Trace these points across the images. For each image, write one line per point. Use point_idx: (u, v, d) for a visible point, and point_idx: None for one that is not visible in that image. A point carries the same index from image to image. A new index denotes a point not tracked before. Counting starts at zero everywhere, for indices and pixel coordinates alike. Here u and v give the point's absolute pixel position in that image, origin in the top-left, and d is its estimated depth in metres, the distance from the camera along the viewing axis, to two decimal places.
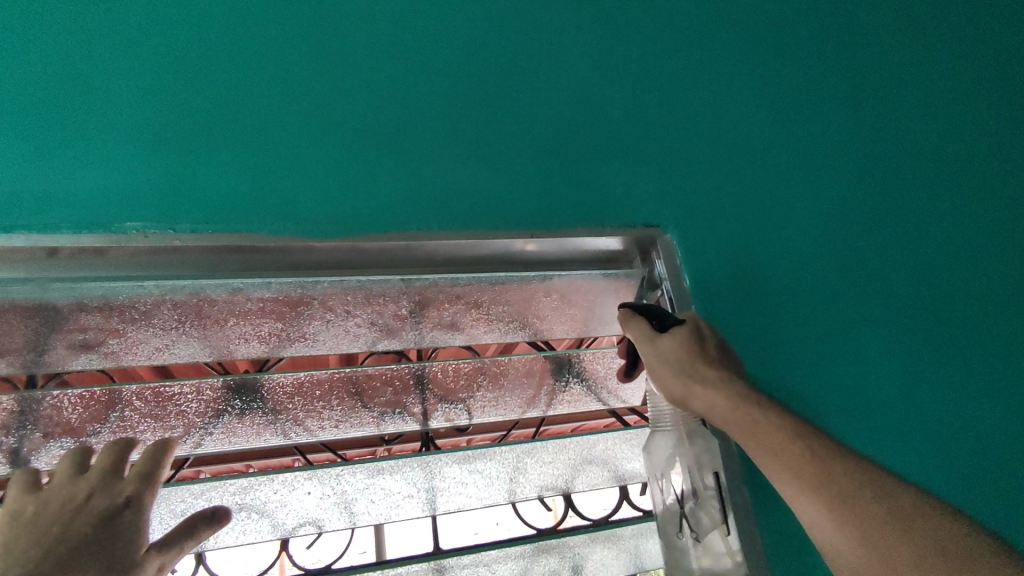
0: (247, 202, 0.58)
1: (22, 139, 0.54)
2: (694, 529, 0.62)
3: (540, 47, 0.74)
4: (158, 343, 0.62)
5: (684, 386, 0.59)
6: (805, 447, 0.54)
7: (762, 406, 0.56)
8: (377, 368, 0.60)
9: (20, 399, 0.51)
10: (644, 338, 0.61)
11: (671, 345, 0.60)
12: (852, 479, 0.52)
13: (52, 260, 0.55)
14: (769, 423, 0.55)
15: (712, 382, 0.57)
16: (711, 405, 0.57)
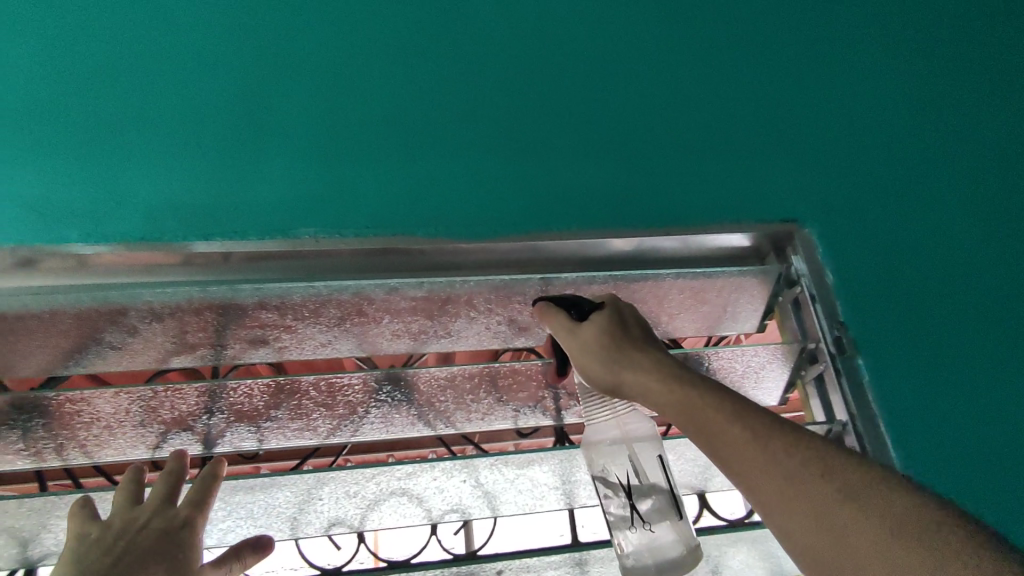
0: (401, 207, 0.62)
1: (215, 155, 0.61)
2: (643, 512, 0.59)
3: (673, 41, 0.73)
4: (322, 339, 0.68)
5: (611, 367, 0.56)
6: (751, 422, 0.49)
7: (700, 386, 0.51)
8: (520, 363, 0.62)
9: (214, 386, 0.58)
10: (564, 330, 0.57)
11: (591, 330, 0.56)
12: (789, 452, 0.47)
13: (240, 262, 0.62)
14: (701, 402, 0.51)
15: (639, 361, 0.55)
16: (645, 390, 0.54)
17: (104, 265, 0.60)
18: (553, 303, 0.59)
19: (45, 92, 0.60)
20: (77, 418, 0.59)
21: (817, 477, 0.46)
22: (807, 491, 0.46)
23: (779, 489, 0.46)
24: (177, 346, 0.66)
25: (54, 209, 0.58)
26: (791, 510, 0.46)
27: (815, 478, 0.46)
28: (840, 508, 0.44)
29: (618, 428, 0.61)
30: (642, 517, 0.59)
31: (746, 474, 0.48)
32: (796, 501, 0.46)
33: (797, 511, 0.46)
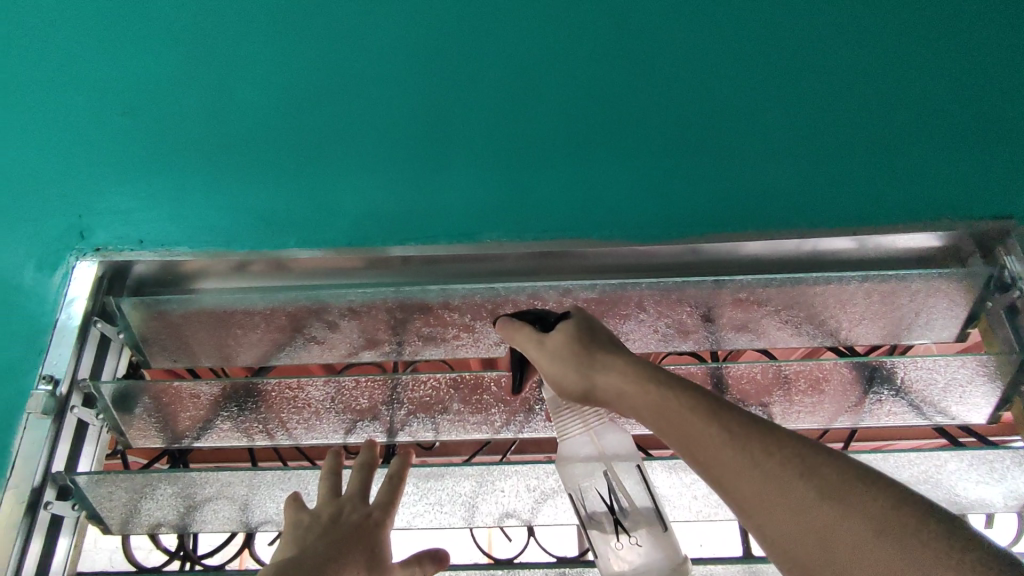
0: (577, 212, 0.65)
1: (406, 166, 0.66)
2: (628, 528, 0.57)
3: (866, 20, 0.67)
4: (496, 338, 0.71)
5: (580, 374, 0.49)
6: (717, 419, 0.40)
7: (674, 385, 0.43)
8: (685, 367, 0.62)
9: (393, 380, 0.64)
10: (532, 340, 0.53)
11: (558, 336, 0.51)
12: (759, 453, 0.38)
13: (425, 263, 0.69)
14: (673, 403, 0.42)
15: (610, 364, 0.47)
16: (618, 395, 0.47)
17: (315, 266, 0.69)
18: (518, 318, 0.55)
19: (262, 113, 0.67)
20: (280, 401, 0.67)
21: (797, 484, 0.36)
22: (787, 506, 0.36)
23: (755, 500, 0.37)
24: (366, 341, 0.73)
25: (277, 219, 0.66)
26: (774, 526, 0.37)
27: (800, 487, 0.36)
28: (841, 523, 0.35)
29: (593, 443, 0.57)
30: (627, 532, 0.57)
31: (716, 481, 0.39)
32: (778, 517, 0.36)
33: (788, 530, 0.36)
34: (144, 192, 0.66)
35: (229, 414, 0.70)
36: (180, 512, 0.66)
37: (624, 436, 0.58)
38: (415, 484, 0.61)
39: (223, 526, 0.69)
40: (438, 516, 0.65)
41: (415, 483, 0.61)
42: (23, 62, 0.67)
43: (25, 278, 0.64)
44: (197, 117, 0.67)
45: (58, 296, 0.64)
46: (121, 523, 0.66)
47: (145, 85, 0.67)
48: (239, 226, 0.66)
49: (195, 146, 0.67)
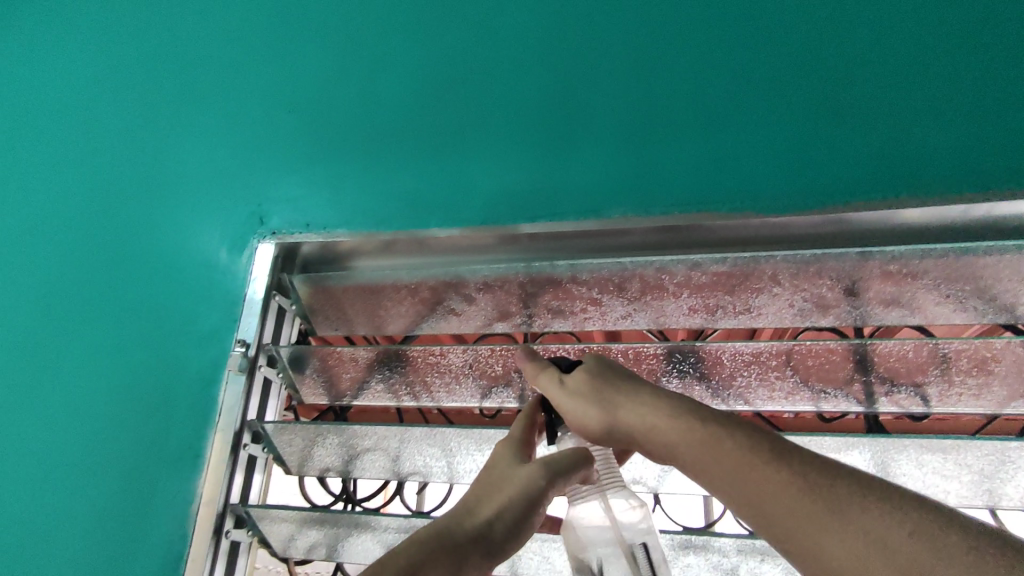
0: (707, 185, 0.64)
1: (536, 147, 0.70)
2: None
3: None
4: (623, 311, 0.72)
5: (608, 407, 0.53)
6: (743, 444, 0.46)
7: (709, 419, 0.48)
8: (819, 342, 0.60)
9: (525, 350, 0.70)
10: (553, 382, 0.56)
11: (586, 374, 0.55)
12: (791, 470, 0.44)
13: (542, 243, 0.72)
14: (714, 438, 0.47)
15: (637, 398, 0.52)
16: (653, 432, 0.50)
17: (453, 245, 0.73)
18: (536, 363, 0.59)
19: (407, 107, 0.75)
20: (424, 365, 0.76)
21: (838, 502, 0.42)
22: (833, 521, 0.42)
23: (791, 518, 0.43)
24: (499, 313, 0.77)
25: (418, 201, 0.73)
26: (825, 541, 0.42)
27: (842, 504, 0.42)
28: (891, 539, 0.40)
29: (603, 510, 0.56)
30: None
31: (772, 510, 0.44)
32: (828, 532, 0.42)
33: (836, 543, 0.42)
34: (310, 182, 0.76)
35: (382, 376, 0.79)
36: (343, 460, 0.76)
37: (638, 510, 0.57)
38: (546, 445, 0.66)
39: (377, 474, 0.78)
40: None
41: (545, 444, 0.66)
42: (221, 83, 0.82)
43: (221, 258, 0.76)
44: (353, 115, 0.76)
45: (245, 273, 0.76)
46: (298, 465, 0.77)
47: (311, 92, 0.78)
48: (385, 208, 0.73)
49: (352, 140, 0.76)
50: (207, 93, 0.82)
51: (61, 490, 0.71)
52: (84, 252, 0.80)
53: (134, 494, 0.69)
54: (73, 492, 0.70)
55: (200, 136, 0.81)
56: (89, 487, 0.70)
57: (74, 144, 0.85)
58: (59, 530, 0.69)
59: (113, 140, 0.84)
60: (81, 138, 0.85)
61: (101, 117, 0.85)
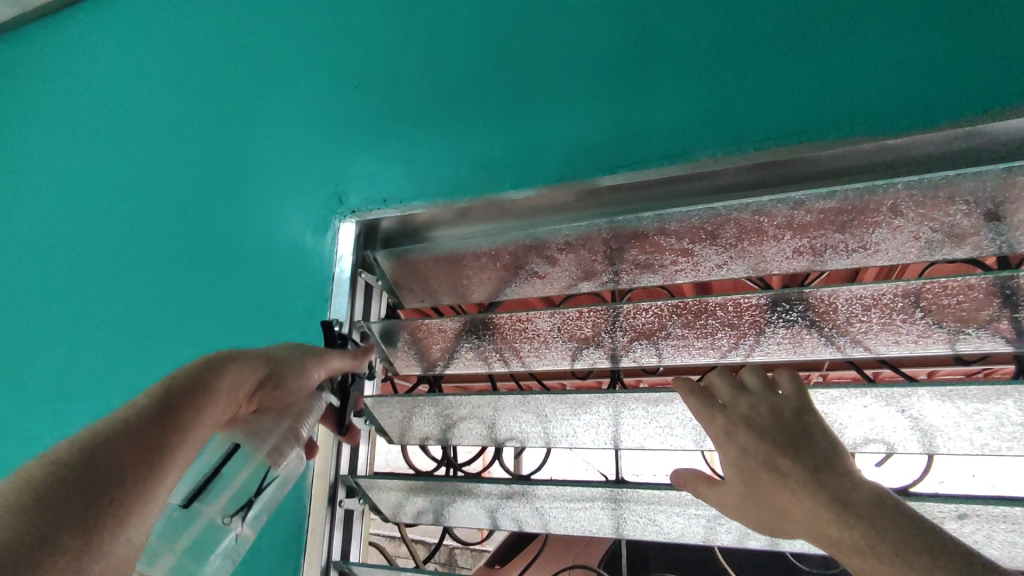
0: (806, 114, 0.58)
1: (611, 95, 0.66)
2: None
3: None
4: (717, 261, 0.67)
5: (756, 489, 0.49)
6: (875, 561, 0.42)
7: (876, 537, 0.42)
8: (951, 279, 0.51)
9: (615, 309, 0.65)
10: (706, 424, 0.53)
11: (735, 448, 0.50)
12: None
13: (621, 196, 0.67)
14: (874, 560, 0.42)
15: (792, 489, 0.47)
16: (809, 530, 0.46)
17: (531, 206, 0.71)
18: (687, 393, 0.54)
19: (475, 72, 0.74)
20: (511, 331, 0.74)
21: None
22: None
23: None
24: (584, 273, 0.74)
25: (492, 165, 0.71)
26: None
27: None
28: None
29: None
30: None
31: None
32: None
33: None
34: (384, 157, 0.76)
35: (471, 344, 0.78)
36: (440, 429, 0.77)
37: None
38: (643, 408, 0.63)
39: (474, 441, 0.78)
40: (670, 441, 0.68)
41: (642, 407, 0.63)
42: (297, 70, 0.84)
43: (307, 241, 0.78)
44: (422, 87, 0.76)
45: (331, 253, 0.77)
46: (398, 436, 0.79)
47: (380, 68, 0.79)
48: (459, 175, 0.72)
49: (422, 112, 0.75)
50: (282, 85, 0.84)
51: None
52: (188, 248, 0.85)
53: None
54: None
55: (280, 124, 0.83)
56: None
57: (170, 149, 0.91)
58: None
59: (203, 140, 0.88)
60: (175, 140, 0.90)
61: (191, 120, 0.90)
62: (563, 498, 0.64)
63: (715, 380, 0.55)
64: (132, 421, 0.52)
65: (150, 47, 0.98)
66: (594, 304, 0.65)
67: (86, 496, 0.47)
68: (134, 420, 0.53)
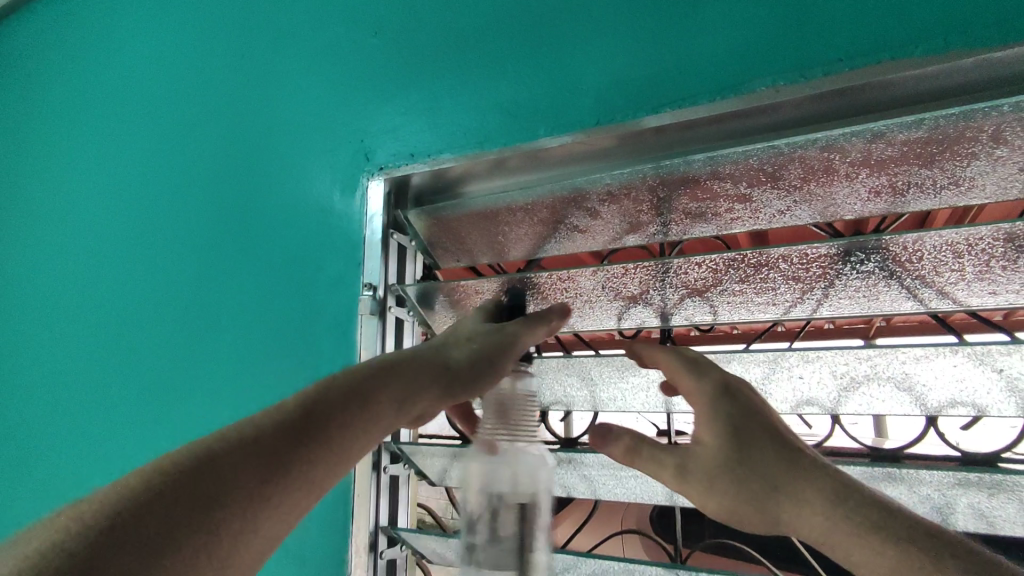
0: (888, 26, 0.49)
1: (653, 22, 0.59)
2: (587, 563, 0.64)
3: None
4: (780, 206, 0.60)
5: (742, 463, 0.49)
6: (888, 551, 0.43)
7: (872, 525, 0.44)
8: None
9: (663, 265, 0.60)
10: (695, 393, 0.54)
11: (728, 420, 0.51)
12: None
13: (668, 138, 0.60)
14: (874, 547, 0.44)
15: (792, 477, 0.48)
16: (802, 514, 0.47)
17: (569, 154, 0.65)
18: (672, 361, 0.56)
19: (497, 8, 0.67)
20: (552, 290, 0.70)
21: None
22: None
23: None
24: (629, 224, 0.68)
25: (520, 110, 0.65)
26: None
27: None
28: None
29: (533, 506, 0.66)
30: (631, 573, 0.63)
31: None
32: None
33: None
34: (408, 108, 0.72)
35: None
36: None
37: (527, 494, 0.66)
38: None
39: None
40: None
41: None
42: (315, 17, 0.79)
43: (336, 202, 0.75)
44: (444, 28, 0.70)
45: (361, 215, 0.73)
46: None
47: (401, 10, 0.73)
48: (488, 123, 0.66)
49: (447, 56, 0.70)
50: (299, 38, 0.80)
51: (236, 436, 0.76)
52: (222, 216, 0.83)
53: None
54: None
55: (302, 79, 0.79)
56: None
57: (195, 115, 0.88)
58: None
59: (224, 100, 0.85)
60: (199, 102, 0.88)
61: (214, 84, 0.87)
62: (612, 466, 0.61)
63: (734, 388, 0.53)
64: (270, 429, 0.54)
65: (171, 13, 0.96)
66: (638, 260, 0.60)
67: (236, 474, 0.50)
68: (296, 415, 0.56)
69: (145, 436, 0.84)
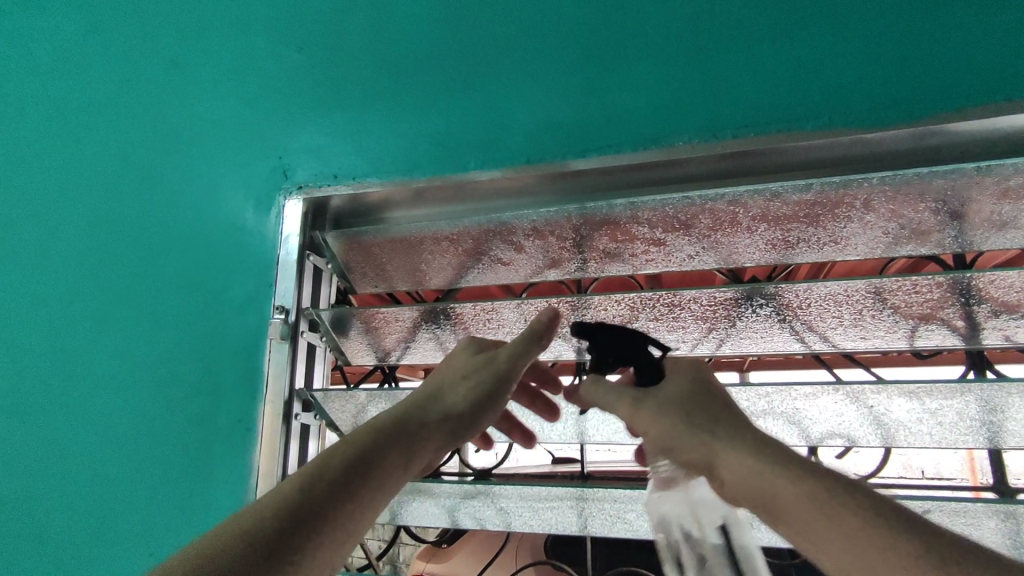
0: (784, 100, 0.56)
1: (580, 70, 0.62)
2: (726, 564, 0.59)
3: None
4: (690, 251, 0.65)
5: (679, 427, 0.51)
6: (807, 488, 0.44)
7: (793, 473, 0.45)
8: (914, 277, 0.51)
9: (580, 301, 0.63)
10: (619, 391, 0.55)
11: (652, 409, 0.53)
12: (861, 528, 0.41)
13: (592, 181, 0.64)
14: (792, 485, 0.45)
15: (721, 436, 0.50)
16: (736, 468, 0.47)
17: (497, 189, 0.66)
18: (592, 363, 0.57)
19: (429, 36, 0.67)
20: (474, 321, 0.69)
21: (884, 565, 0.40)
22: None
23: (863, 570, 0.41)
24: (550, 260, 0.70)
25: (450, 141, 0.65)
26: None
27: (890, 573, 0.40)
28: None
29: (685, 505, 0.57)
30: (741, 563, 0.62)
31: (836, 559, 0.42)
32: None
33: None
34: (333, 128, 0.70)
35: (430, 333, 0.73)
36: None
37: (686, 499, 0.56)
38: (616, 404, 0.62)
39: None
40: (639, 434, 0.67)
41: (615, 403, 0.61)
42: (233, 24, 0.75)
43: (248, 219, 0.71)
44: (374, 52, 0.69)
45: (276, 234, 0.70)
46: (352, 429, 0.72)
47: (326, 28, 0.71)
48: (418, 151, 0.66)
49: (375, 79, 0.69)
50: (213, 43, 0.75)
51: (113, 469, 0.68)
52: (112, 226, 0.76)
53: (179, 476, 0.65)
54: (121, 472, 0.67)
55: (216, 87, 0.75)
56: (141, 464, 0.67)
57: (82, 112, 0.80)
58: (115, 509, 0.67)
59: (121, 99, 0.78)
60: (88, 99, 0.80)
61: (110, 81, 0.80)
62: (529, 498, 0.62)
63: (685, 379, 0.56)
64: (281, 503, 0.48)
65: None
66: (561, 295, 0.62)
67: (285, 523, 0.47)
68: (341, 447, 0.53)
69: None
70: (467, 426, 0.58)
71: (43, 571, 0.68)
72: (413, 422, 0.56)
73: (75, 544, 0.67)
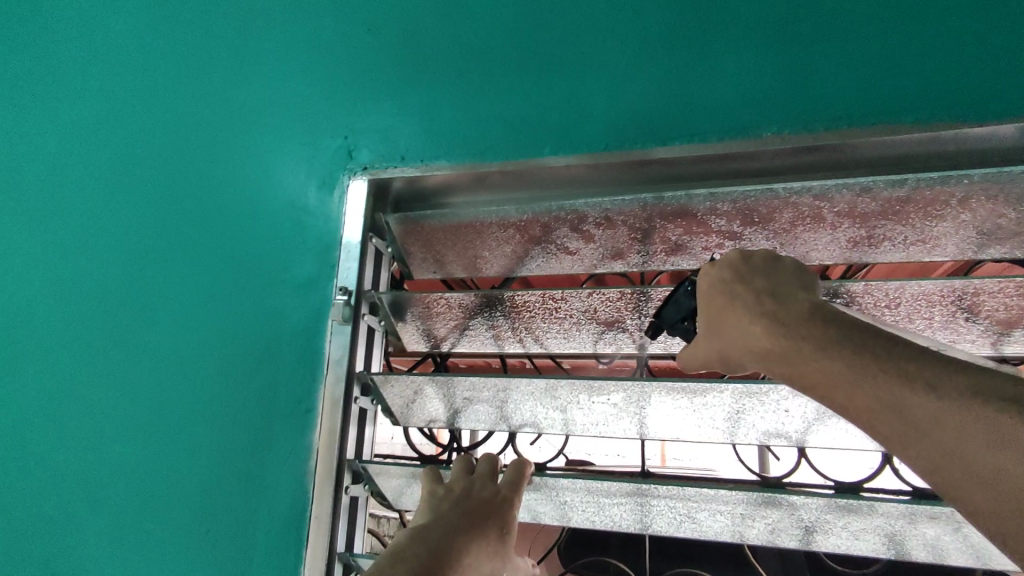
0: (879, 93, 0.54)
1: (663, 56, 0.60)
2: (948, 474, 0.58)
3: None
4: (765, 246, 0.63)
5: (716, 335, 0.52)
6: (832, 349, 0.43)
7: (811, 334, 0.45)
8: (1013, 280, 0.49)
9: (640, 291, 0.61)
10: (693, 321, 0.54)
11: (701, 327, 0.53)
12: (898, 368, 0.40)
13: (668, 171, 0.62)
14: (812, 352, 0.44)
15: (741, 322, 0.50)
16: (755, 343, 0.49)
17: (569, 176, 0.64)
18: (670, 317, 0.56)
19: (504, 19, 0.66)
20: (536, 311, 0.68)
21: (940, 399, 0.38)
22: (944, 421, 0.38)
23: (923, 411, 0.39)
24: (615, 251, 0.69)
25: (523, 124, 0.64)
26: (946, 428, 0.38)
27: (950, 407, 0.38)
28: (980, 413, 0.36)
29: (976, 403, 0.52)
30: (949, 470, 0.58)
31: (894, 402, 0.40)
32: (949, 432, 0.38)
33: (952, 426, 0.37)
34: (401, 110, 0.69)
35: (488, 321, 0.71)
36: (447, 412, 0.71)
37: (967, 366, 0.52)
38: (687, 399, 0.60)
39: (485, 423, 0.73)
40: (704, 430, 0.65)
41: (687, 397, 0.60)
42: (302, 2, 0.74)
43: (311, 199, 0.70)
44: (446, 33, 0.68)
45: (339, 214, 0.69)
46: (404, 414, 0.72)
47: (398, 8, 0.70)
48: (489, 134, 0.65)
49: (446, 60, 0.67)
50: (280, 21, 0.75)
51: (170, 446, 0.67)
52: (172, 201, 0.75)
53: (237, 456, 0.64)
54: (177, 448, 0.67)
55: (281, 64, 0.74)
56: (198, 441, 0.66)
57: (145, 87, 0.80)
58: (171, 485, 0.66)
59: (185, 75, 0.78)
60: (151, 74, 0.80)
61: (173, 56, 0.79)
62: (594, 494, 0.60)
63: (717, 270, 0.52)
64: None
65: None
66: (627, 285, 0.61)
67: None
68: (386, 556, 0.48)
69: (52, 444, 0.73)
70: (507, 519, 0.55)
71: (96, 544, 0.68)
72: (449, 522, 0.52)
73: (130, 519, 0.67)
